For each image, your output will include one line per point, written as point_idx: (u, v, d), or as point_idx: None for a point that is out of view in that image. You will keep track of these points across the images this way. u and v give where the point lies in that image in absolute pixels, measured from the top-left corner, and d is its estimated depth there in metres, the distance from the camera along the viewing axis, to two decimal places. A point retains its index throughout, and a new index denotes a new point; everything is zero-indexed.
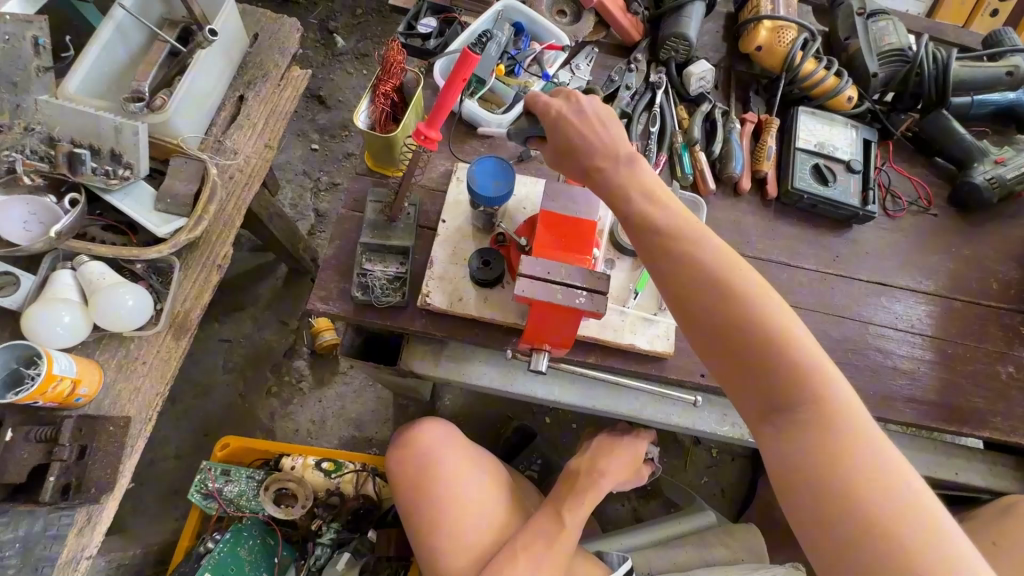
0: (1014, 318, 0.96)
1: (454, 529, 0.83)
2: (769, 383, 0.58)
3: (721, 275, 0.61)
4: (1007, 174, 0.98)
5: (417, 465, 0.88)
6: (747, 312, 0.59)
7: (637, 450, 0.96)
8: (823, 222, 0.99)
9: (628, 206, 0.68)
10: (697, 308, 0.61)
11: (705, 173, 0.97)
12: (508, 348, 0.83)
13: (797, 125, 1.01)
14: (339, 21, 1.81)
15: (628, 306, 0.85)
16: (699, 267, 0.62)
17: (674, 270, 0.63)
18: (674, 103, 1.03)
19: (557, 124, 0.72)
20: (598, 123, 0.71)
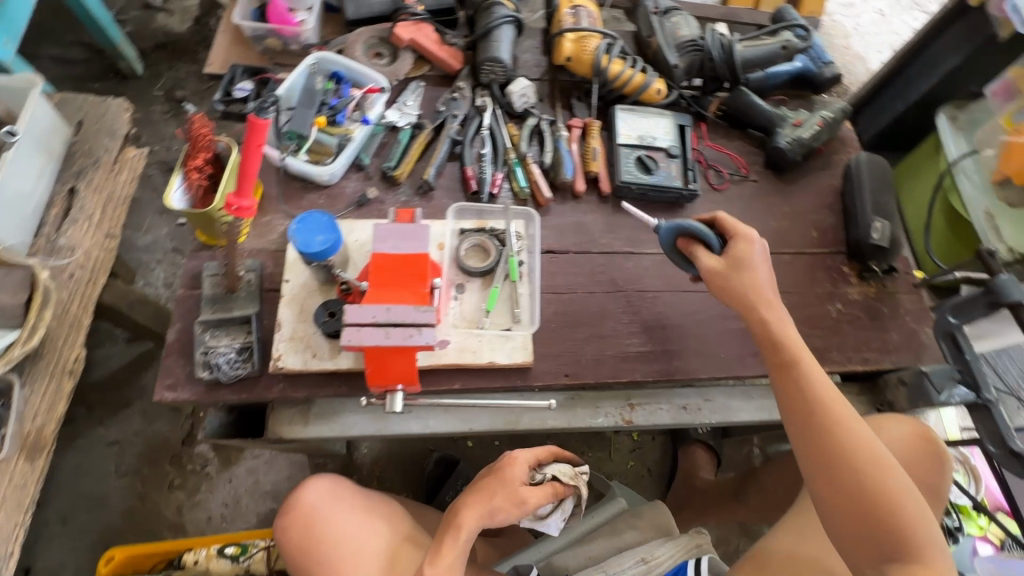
0: (835, 259, 1.06)
1: None
2: (881, 525, 0.71)
3: (847, 437, 0.74)
4: (803, 134, 1.09)
5: (295, 537, 0.87)
6: (869, 467, 0.73)
7: (512, 475, 0.86)
8: (657, 207, 1.06)
9: (777, 352, 0.79)
10: (840, 453, 0.74)
11: (539, 184, 1.01)
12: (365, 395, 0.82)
13: (618, 123, 1.08)
14: (186, 88, 1.76)
15: (483, 326, 0.88)
16: (838, 424, 0.75)
17: (817, 414, 0.76)
18: (502, 122, 1.08)
19: (742, 256, 0.83)
20: (768, 275, 0.82)
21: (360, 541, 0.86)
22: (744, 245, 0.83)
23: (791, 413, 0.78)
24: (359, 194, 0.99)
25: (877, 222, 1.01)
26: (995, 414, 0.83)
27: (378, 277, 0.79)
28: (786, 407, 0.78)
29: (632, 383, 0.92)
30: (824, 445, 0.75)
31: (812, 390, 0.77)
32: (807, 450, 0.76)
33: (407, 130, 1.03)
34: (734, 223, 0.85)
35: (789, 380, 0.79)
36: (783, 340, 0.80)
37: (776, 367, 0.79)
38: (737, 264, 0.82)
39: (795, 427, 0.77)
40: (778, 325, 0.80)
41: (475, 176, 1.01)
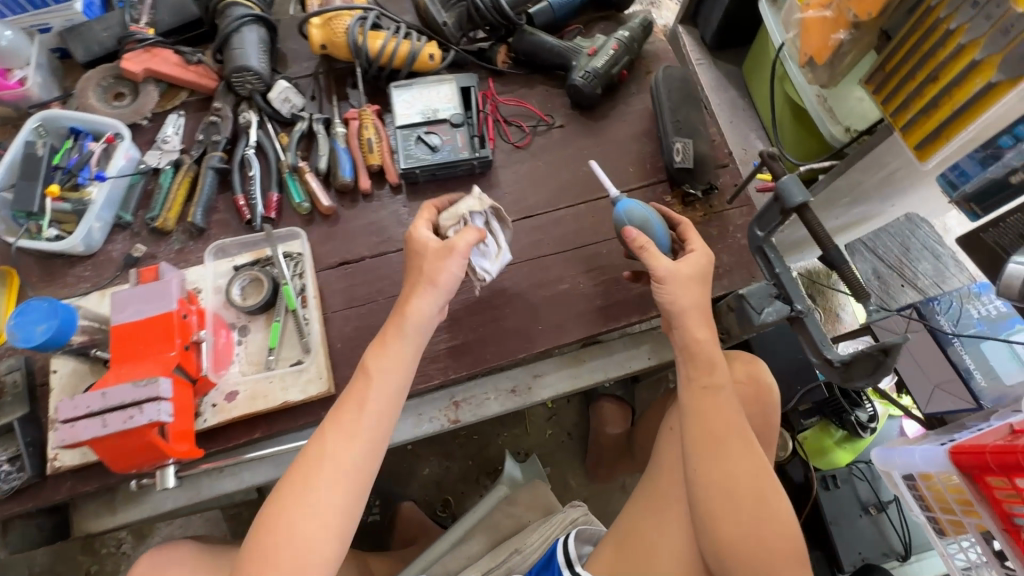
0: (656, 190, 0.99)
1: None
2: (748, 508, 0.69)
3: (735, 430, 0.72)
4: (596, 64, 0.99)
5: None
6: (743, 455, 0.71)
7: (422, 241, 0.75)
8: (456, 184, 0.98)
9: (705, 372, 0.74)
10: (734, 474, 0.70)
11: (316, 193, 0.93)
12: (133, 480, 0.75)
13: (394, 104, 0.99)
14: None
15: (271, 365, 0.83)
16: (724, 418, 0.72)
17: (726, 432, 0.72)
18: (273, 134, 0.99)
19: (699, 272, 0.77)
20: (702, 278, 0.77)
21: None
22: (702, 262, 0.77)
23: (698, 425, 0.72)
24: (127, 254, 0.91)
25: (678, 143, 0.92)
26: (810, 326, 0.76)
27: (119, 351, 0.73)
28: (694, 416, 0.73)
29: (450, 381, 0.87)
30: (715, 435, 0.71)
31: (727, 415, 0.72)
32: (707, 461, 0.70)
33: (167, 170, 0.94)
34: (694, 238, 0.80)
35: (707, 397, 0.73)
36: (715, 360, 0.74)
37: (697, 387, 0.74)
38: (683, 273, 0.75)
39: (697, 435, 0.72)
40: (705, 346, 0.75)
41: (247, 202, 0.93)
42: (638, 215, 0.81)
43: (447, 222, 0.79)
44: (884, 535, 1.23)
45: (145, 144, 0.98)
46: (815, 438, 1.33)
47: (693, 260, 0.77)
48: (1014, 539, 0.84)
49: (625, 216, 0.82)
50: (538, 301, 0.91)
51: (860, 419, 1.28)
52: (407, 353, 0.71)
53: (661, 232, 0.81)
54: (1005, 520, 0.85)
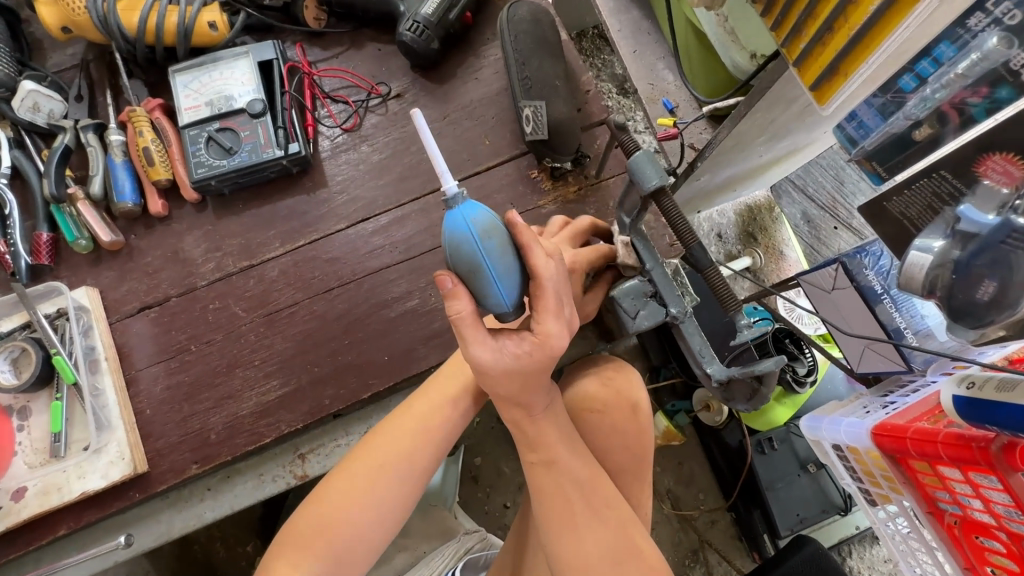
0: (522, 164, 0.81)
1: None
2: None
3: (584, 498, 0.56)
4: (422, 9, 0.78)
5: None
6: (601, 528, 0.55)
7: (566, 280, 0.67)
8: (274, 188, 0.80)
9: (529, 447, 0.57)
10: (588, 554, 0.55)
11: (93, 226, 0.75)
12: None
13: (177, 94, 0.79)
14: None
15: (61, 453, 0.69)
16: (563, 489, 0.56)
17: (573, 502, 0.56)
18: (32, 153, 0.79)
19: (527, 374, 0.50)
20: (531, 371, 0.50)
21: None
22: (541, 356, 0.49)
23: (543, 508, 0.57)
24: None
25: (526, 109, 0.73)
26: (688, 333, 0.63)
27: None
28: (538, 498, 0.57)
29: (286, 434, 0.74)
30: (553, 512, 0.56)
31: (571, 487, 0.56)
32: (557, 546, 0.55)
33: None
34: (548, 314, 0.48)
35: (541, 474, 0.57)
36: (539, 432, 0.57)
37: (530, 463, 0.58)
38: (498, 373, 0.49)
39: (543, 517, 0.56)
40: (529, 422, 0.57)
41: (8, 247, 0.75)
42: (465, 254, 0.45)
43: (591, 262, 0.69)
44: (824, 491, 1.17)
45: None
46: None
47: (525, 354, 0.49)
48: (937, 522, 0.76)
49: (447, 245, 0.46)
50: (382, 325, 0.76)
51: (796, 374, 1.14)
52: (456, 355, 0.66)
53: (498, 290, 0.46)
54: (929, 502, 0.76)
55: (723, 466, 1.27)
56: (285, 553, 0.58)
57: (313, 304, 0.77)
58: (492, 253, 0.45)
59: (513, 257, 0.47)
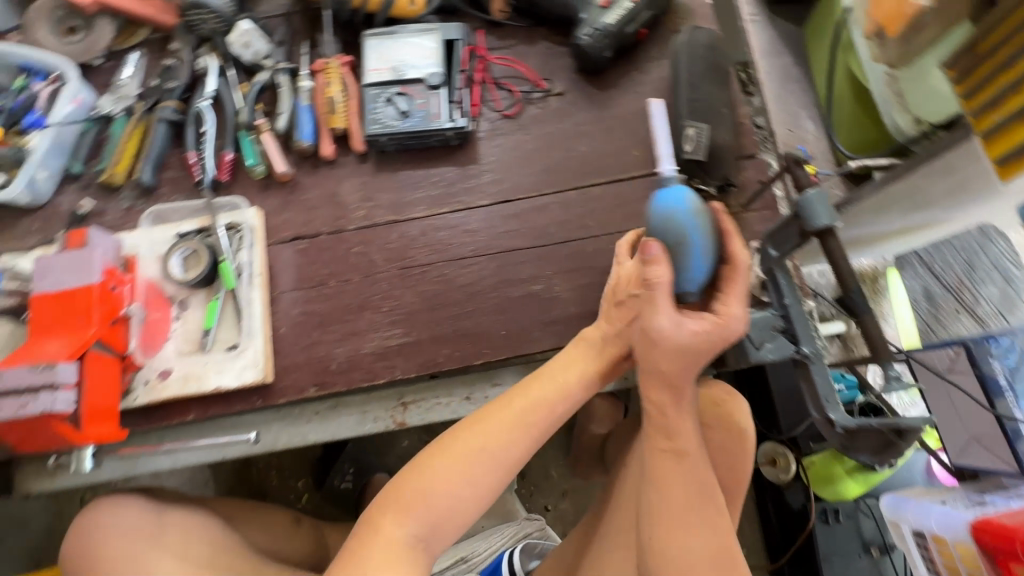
0: (665, 181, 0.83)
1: None
2: None
3: (700, 497, 0.61)
4: (605, 19, 0.82)
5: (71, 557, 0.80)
6: (708, 532, 0.60)
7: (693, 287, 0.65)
8: (431, 156, 0.86)
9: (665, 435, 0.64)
10: (695, 550, 0.59)
11: (272, 156, 0.84)
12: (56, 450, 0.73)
13: (367, 55, 0.86)
14: None
15: (207, 347, 0.77)
16: (684, 485, 0.61)
17: (689, 499, 0.61)
18: (232, 83, 0.88)
19: (694, 351, 0.61)
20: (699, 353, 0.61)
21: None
22: (714, 338, 0.60)
23: (658, 497, 0.61)
24: (74, 209, 0.86)
25: (689, 128, 0.76)
26: (816, 375, 0.63)
27: (40, 322, 0.69)
28: (659, 484, 0.61)
29: (396, 381, 0.79)
30: (672, 504, 0.60)
31: (691, 487, 0.61)
32: (665, 536, 0.59)
33: (120, 118, 0.88)
34: (731, 299, 0.60)
35: (670, 462, 0.62)
36: (678, 420, 0.64)
37: (659, 450, 0.63)
38: (673, 343, 0.61)
39: (652, 505, 0.61)
40: (672, 412, 0.64)
41: (198, 160, 0.85)
42: (678, 232, 0.59)
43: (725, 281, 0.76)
44: None
45: (103, 87, 0.90)
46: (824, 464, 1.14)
47: (703, 332, 0.60)
48: None
49: (661, 223, 0.59)
50: (504, 302, 0.80)
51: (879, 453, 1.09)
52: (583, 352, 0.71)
53: (696, 268, 0.59)
54: None
55: (776, 527, 1.25)
56: (387, 507, 0.62)
57: (444, 268, 0.82)
58: (701, 235, 0.58)
59: (713, 242, 0.60)
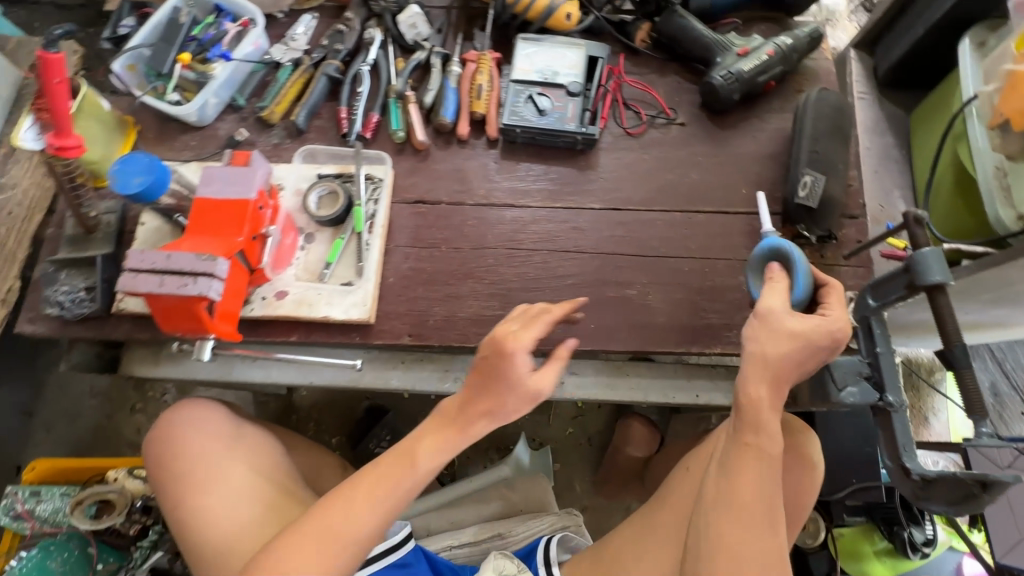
0: (767, 222, 0.89)
1: (193, 499, 0.85)
2: None
3: (767, 502, 0.63)
4: (742, 66, 0.89)
5: (155, 446, 0.91)
6: (760, 537, 0.63)
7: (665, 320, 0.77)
8: (553, 155, 0.94)
9: (752, 431, 0.64)
10: (746, 551, 0.62)
11: (414, 125, 0.92)
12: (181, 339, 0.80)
13: (517, 56, 0.95)
14: None
15: (324, 279, 0.84)
16: (755, 488, 0.63)
17: (753, 501, 0.63)
18: (391, 56, 0.98)
19: (807, 335, 0.63)
20: (814, 339, 0.63)
21: (205, 469, 0.87)
22: (834, 330, 0.64)
23: (721, 492, 0.64)
24: (230, 135, 0.95)
25: (806, 176, 0.82)
26: (897, 423, 0.66)
27: (195, 221, 0.76)
28: (728, 478, 0.64)
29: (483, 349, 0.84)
30: (738, 501, 0.63)
31: (758, 487, 0.63)
32: (719, 532, 0.63)
33: (287, 67, 0.98)
34: (841, 305, 0.67)
35: (749, 458, 0.64)
36: (769, 420, 0.64)
37: (740, 443, 0.64)
38: (790, 327, 0.63)
39: (716, 493, 0.64)
40: (768, 409, 0.64)
41: (348, 116, 0.94)
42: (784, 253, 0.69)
43: None
44: None
45: (277, 37, 1.01)
46: (854, 538, 1.20)
47: (823, 323, 0.64)
48: None
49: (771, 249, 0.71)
50: (597, 298, 0.85)
51: (914, 538, 1.12)
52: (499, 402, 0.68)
53: (799, 283, 0.68)
54: None
55: None
56: None
57: (547, 257, 0.88)
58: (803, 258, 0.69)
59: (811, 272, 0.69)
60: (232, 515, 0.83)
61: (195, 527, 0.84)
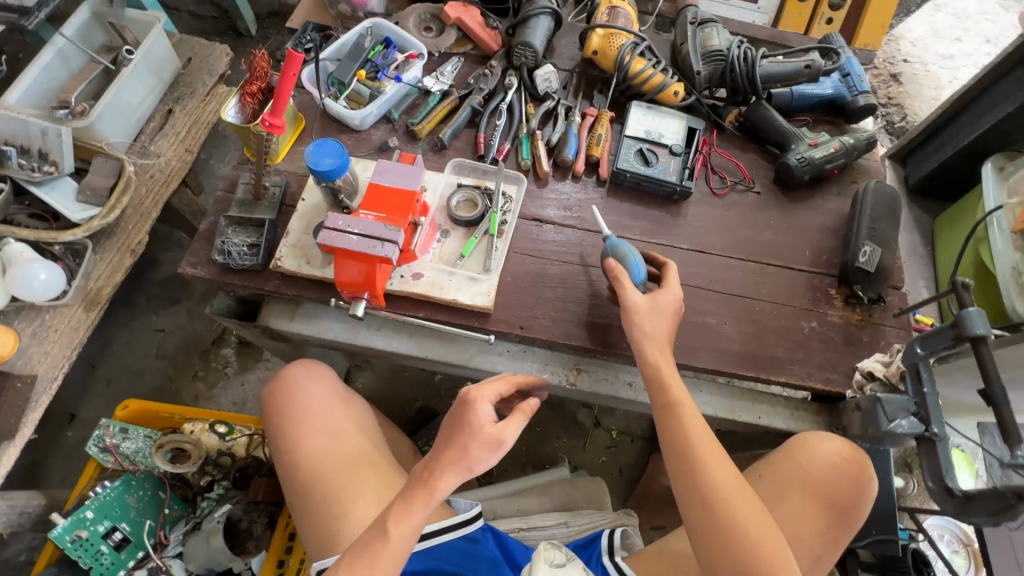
0: (825, 281, 1.05)
1: (310, 453, 0.89)
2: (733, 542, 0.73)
3: (708, 452, 0.78)
4: (815, 154, 1.09)
5: (274, 405, 0.94)
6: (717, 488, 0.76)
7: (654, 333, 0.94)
8: (650, 200, 1.11)
9: (661, 393, 0.83)
10: (719, 509, 0.75)
11: (541, 158, 1.10)
12: (331, 298, 0.93)
13: (630, 117, 1.15)
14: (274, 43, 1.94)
15: (456, 267, 0.98)
16: (692, 443, 0.79)
17: (710, 455, 0.78)
18: (524, 100, 1.18)
19: (661, 304, 0.88)
20: (657, 306, 0.87)
21: (325, 427, 0.92)
22: (670, 296, 0.89)
23: (674, 455, 0.79)
24: (383, 141, 1.13)
25: (866, 247, 1.00)
26: (940, 450, 0.79)
27: (368, 202, 0.91)
28: (682, 435, 0.80)
29: (582, 348, 0.98)
30: (685, 456, 0.78)
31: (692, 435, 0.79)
32: (692, 492, 0.77)
33: (436, 95, 1.16)
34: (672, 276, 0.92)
35: (670, 416, 0.81)
36: (669, 380, 0.84)
37: (660, 406, 0.83)
38: (643, 305, 0.87)
39: (674, 462, 0.79)
40: (665, 368, 0.85)
41: (485, 142, 1.11)
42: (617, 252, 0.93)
43: (870, 364, 0.94)
44: None
45: (429, 70, 1.21)
46: None
47: (662, 297, 0.88)
48: None
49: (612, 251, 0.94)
50: (681, 322, 1.00)
51: None
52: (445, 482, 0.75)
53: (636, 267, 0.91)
54: None
55: None
56: None
57: None
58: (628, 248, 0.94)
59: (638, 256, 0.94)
60: (345, 486, 0.87)
61: (311, 487, 0.87)
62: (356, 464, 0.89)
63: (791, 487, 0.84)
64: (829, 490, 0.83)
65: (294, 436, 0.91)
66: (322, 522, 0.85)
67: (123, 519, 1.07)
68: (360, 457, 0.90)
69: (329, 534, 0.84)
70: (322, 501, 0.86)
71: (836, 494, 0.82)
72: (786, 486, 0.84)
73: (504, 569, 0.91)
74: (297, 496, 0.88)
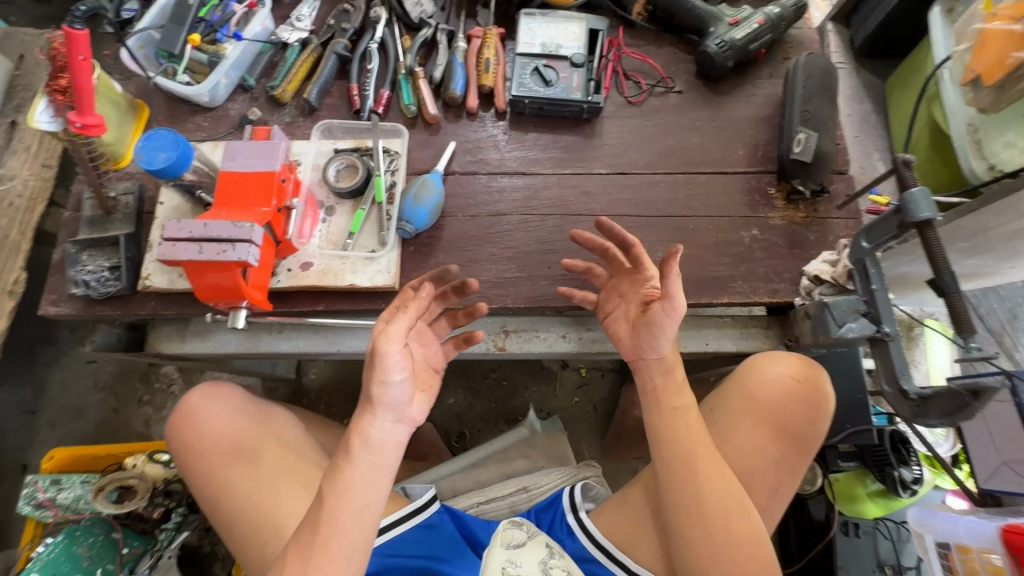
0: (764, 180, 0.94)
1: (227, 487, 0.83)
2: (712, 510, 0.71)
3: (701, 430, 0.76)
4: (735, 34, 0.94)
5: (177, 436, 0.86)
6: (704, 463, 0.73)
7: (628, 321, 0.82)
8: (559, 124, 0.98)
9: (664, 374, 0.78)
10: (705, 475, 0.72)
11: (425, 99, 0.94)
12: (210, 311, 0.83)
13: (520, 31, 0.98)
14: None
15: (348, 247, 0.87)
16: (683, 416, 0.76)
17: (698, 432, 0.75)
18: (397, 34, 1.00)
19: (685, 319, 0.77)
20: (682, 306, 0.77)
21: (237, 449, 0.84)
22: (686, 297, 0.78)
23: (665, 429, 0.76)
24: (243, 115, 0.96)
25: (800, 134, 0.88)
26: (893, 351, 0.73)
27: (222, 195, 0.78)
28: (674, 413, 0.77)
29: (505, 309, 0.89)
30: (669, 431, 0.76)
31: (688, 438, 0.75)
32: (673, 462, 0.74)
33: (295, 46, 0.98)
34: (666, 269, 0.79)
35: (663, 394, 0.78)
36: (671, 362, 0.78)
37: (666, 408, 0.77)
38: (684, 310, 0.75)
39: (663, 441, 0.76)
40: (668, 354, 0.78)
41: (360, 92, 0.96)
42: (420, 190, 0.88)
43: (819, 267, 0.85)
44: None
45: (283, 18, 1.02)
46: (849, 482, 1.25)
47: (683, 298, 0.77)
48: None
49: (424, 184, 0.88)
50: None
51: (904, 477, 1.15)
52: (386, 460, 0.71)
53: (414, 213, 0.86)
54: None
55: (794, 538, 1.30)
56: None
57: (559, 220, 0.92)
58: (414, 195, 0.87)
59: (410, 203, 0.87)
60: (268, 510, 0.81)
61: (229, 514, 0.82)
62: (279, 482, 0.83)
63: (741, 417, 0.79)
64: (782, 417, 0.77)
65: (205, 469, 0.84)
66: (251, 551, 0.81)
67: (75, 569, 1.02)
68: (280, 475, 0.84)
69: (260, 556, 0.80)
70: (248, 530, 0.81)
71: (793, 423, 0.77)
72: (740, 418, 0.79)
73: (466, 551, 0.88)
74: (222, 528, 0.83)
